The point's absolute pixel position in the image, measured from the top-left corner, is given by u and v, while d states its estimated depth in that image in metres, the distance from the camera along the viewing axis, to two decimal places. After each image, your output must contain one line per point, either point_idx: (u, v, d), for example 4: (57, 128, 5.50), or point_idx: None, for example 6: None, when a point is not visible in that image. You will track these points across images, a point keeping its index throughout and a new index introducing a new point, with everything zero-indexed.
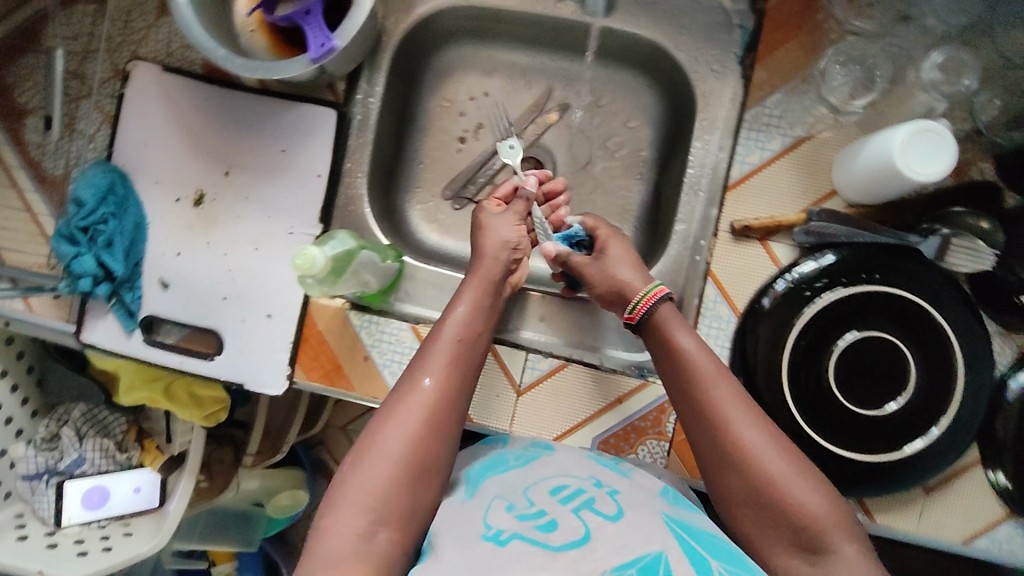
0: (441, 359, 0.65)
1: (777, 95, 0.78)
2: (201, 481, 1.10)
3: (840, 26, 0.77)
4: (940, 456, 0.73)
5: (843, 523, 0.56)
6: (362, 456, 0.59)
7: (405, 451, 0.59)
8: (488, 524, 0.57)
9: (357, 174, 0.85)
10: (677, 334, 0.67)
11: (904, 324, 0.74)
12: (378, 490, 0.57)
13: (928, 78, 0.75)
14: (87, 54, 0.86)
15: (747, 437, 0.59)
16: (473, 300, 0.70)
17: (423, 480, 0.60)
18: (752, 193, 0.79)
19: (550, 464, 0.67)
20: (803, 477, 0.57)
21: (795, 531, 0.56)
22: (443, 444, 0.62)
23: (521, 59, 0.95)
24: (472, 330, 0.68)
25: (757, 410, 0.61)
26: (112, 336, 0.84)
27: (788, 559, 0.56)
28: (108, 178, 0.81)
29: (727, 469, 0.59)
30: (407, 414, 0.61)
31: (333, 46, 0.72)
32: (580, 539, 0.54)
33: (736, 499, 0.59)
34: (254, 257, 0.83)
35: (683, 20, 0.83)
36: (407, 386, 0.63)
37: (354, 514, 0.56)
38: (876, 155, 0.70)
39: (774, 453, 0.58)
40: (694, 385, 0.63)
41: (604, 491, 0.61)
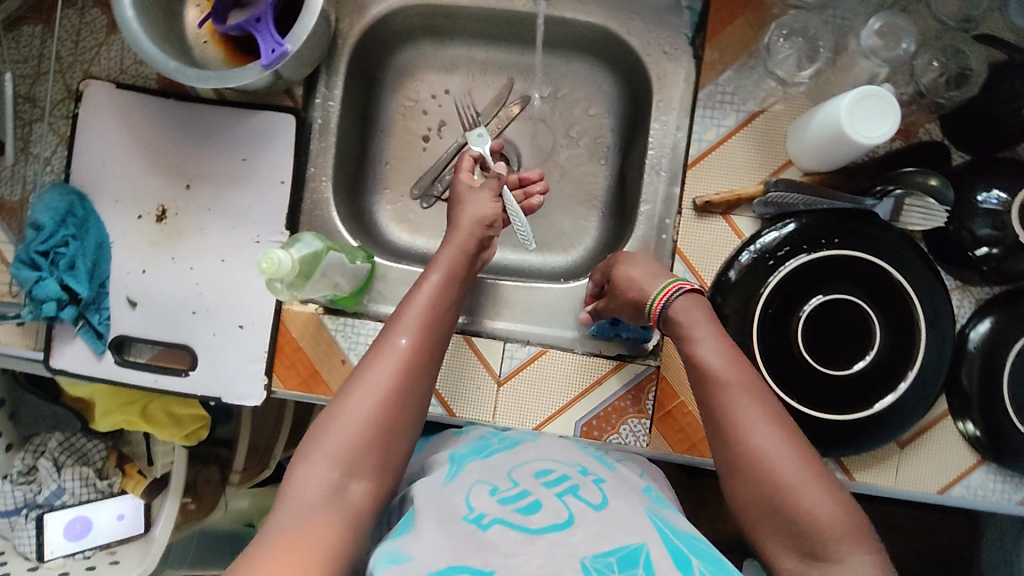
0: (416, 323, 0.67)
1: (729, 72, 0.80)
2: (188, 503, 1.09)
3: (783, 1, 0.79)
4: (911, 411, 0.75)
5: (853, 531, 0.55)
6: (335, 411, 0.60)
7: (378, 408, 0.61)
8: (470, 507, 0.58)
9: (322, 178, 0.86)
10: (697, 342, 0.65)
11: (865, 286, 0.77)
12: (350, 445, 0.59)
13: (867, 45, 0.77)
14: (38, 77, 0.85)
15: (757, 438, 0.59)
16: (448, 270, 0.72)
17: (394, 436, 0.61)
18: (711, 169, 0.81)
19: (533, 448, 0.70)
20: (816, 483, 0.57)
21: (801, 537, 0.56)
22: (414, 402, 0.64)
23: (478, 54, 0.95)
24: (446, 300, 0.70)
25: (776, 419, 0.60)
26: (82, 360, 0.83)
27: (793, 565, 0.56)
28: (66, 200, 0.80)
29: (738, 470, 0.59)
30: (381, 372, 0.62)
31: (285, 50, 0.71)
32: (564, 522, 0.55)
33: (747, 501, 0.59)
34: (222, 268, 0.82)
35: (633, 6, 0.84)
36: (382, 346, 0.65)
37: (326, 467, 0.58)
38: (824, 124, 0.72)
39: (787, 456, 0.58)
40: (709, 394, 0.63)
41: (588, 479, 0.64)
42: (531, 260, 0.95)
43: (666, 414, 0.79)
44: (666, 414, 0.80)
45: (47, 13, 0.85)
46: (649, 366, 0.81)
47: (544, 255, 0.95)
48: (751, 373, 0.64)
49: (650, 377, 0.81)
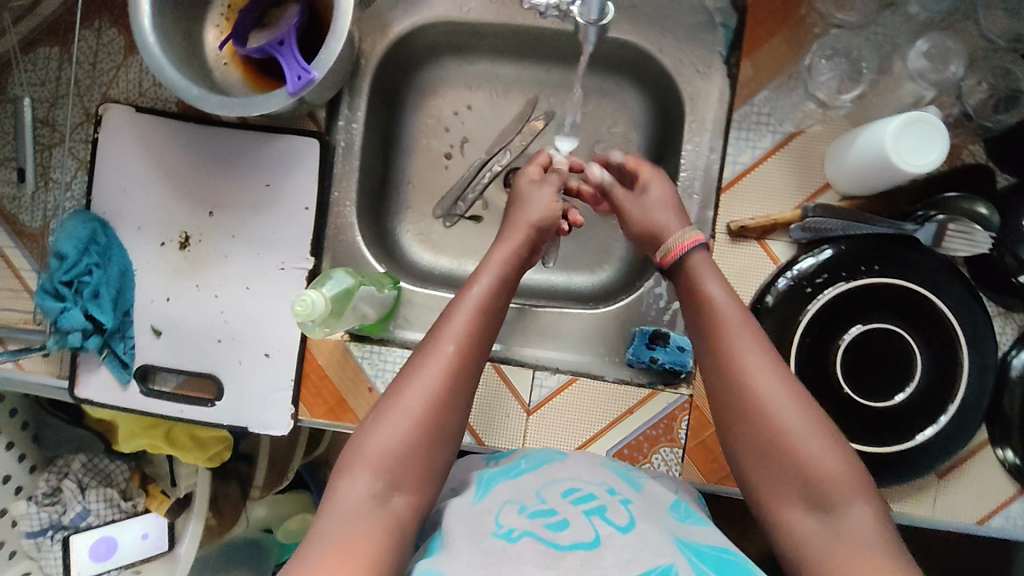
0: (463, 327, 0.64)
1: (765, 92, 0.78)
2: (211, 520, 1.11)
3: (824, 19, 0.77)
4: (950, 441, 0.74)
5: (856, 484, 0.54)
6: (381, 417, 0.59)
7: (423, 414, 0.59)
8: (499, 523, 0.57)
9: (345, 203, 0.84)
10: (706, 280, 0.68)
11: (904, 313, 0.75)
12: (394, 452, 0.57)
13: (914, 68, 0.75)
14: (55, 100, 0.83)
15: (761, 382, 0.59)
16: (496, 271, 0.69)
17: (440, 445, 0.59)
18: (745, 192, 0.79)
19: (563, 467, 0.67)
20: (820, 434, 0.56)
21: (806, 486, 0.55)
22: (460, 409, 0.61)
23: (503, 71, 0.93)
24: (495, 303, 0.67)
25: (781, 364, 0.60)
26: (108, 389, 0.82)
27: (800, 519, 0.55)
28: (89, 228, 0.78)
29: (741, 419, 0.59)
30: (427, 378, 0.60)
31: (311, 77, 0.68)
32: (591, 542, 0.54)
33: (746, 450, 0.58)
34: (247, 296, 0.81)
35: (666, 22, 0.82)
36: (428, 351, 0.62)
37: (369, 474, 0.56)
38: (869, 146, 0.69)
39: (790, 404, 0.57)
40: (717, 333, 0.63)
41: (616, 499, 0.61)
42: (557, 281, 0.93)
43: (699, 444, 0.78)
44: (699, 443, 0.79)
45: (63, 34, 0.82)
46: (681, 396, 0.80)
47: (569, 276, 0.93)
48: (753, 322, 0.64)
49: (683, 406, 0.80)
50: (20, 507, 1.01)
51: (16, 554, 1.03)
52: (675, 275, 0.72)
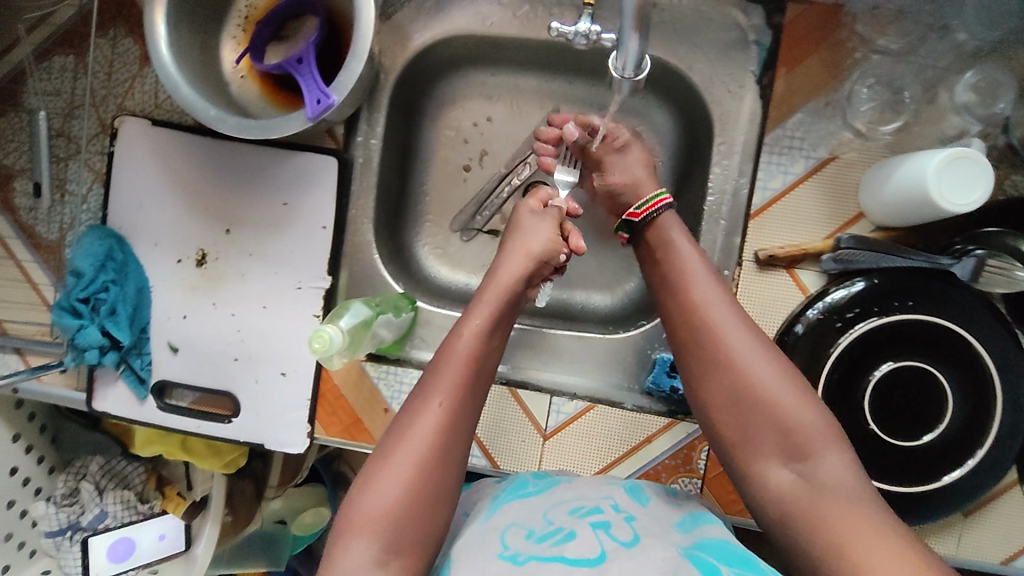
0: (451, 382, 0.62)
1: (799, 115, 0.75)
2: (224, 518, 1.07)
3: (865, 43, 0.73)
4: (979, 481, 0.72)
5: (828, 432, 0.58)
6: (373, 479, 0.58)
7: (415, 475, 0.58)
8: (505, 544, 0.57)
9: (363, 221, 0.83)
10: (674, 239, 0.70)
11: (937, 350, 0.72)
12: (388, 516, 0.57)
13: (961, 100, 0.72)
14: (71, 111, 0.81)
15: (733, 337, 0.61)
16: (485, 317, 0.67)
17: (436, 503, 0.59)
18: (775, 220, 0.76)
19: (571, 488, 0.67)
20: (790, 384, 0.59)
21: (782, 438, 0.58)
22: (453, 465, 0.61)
23: (525, 82, 0.90)
24: (485, 352, 0.66)
25: (748, 322, 0.63)
26: (125, 403, 0.82)
27: (777, 471, 0.58)
28: (105, 245, 0.78)
29: (716, 375, 0.61)
30: (416, 439, 0.59)
31: (330, 102, 0.67)
32: (595, 558, 0.54)
33: (720, 405, 0.61)
34: (263, 315, 0.80)
35: (697, 39, 0.78)
36: (417, 408, 0.61)
37: (366, 540, 0.56)
38: (910, 179, 0.66)
39: (761, 358, 0.60)
40: (686, 297, 0.65)
41: (621, 516, 0.61)
42: (576, 299, 0.92)
43: (720, 475, 0.77)
44: (719, 475, 0.77)
45: (79, 44, 0.80)
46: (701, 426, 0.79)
47: (588, 294, 0.92)
48: (719, 280, 0.66)
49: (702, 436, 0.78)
50: (38, 508, 1.02)
51: (37, 551, 1.04)
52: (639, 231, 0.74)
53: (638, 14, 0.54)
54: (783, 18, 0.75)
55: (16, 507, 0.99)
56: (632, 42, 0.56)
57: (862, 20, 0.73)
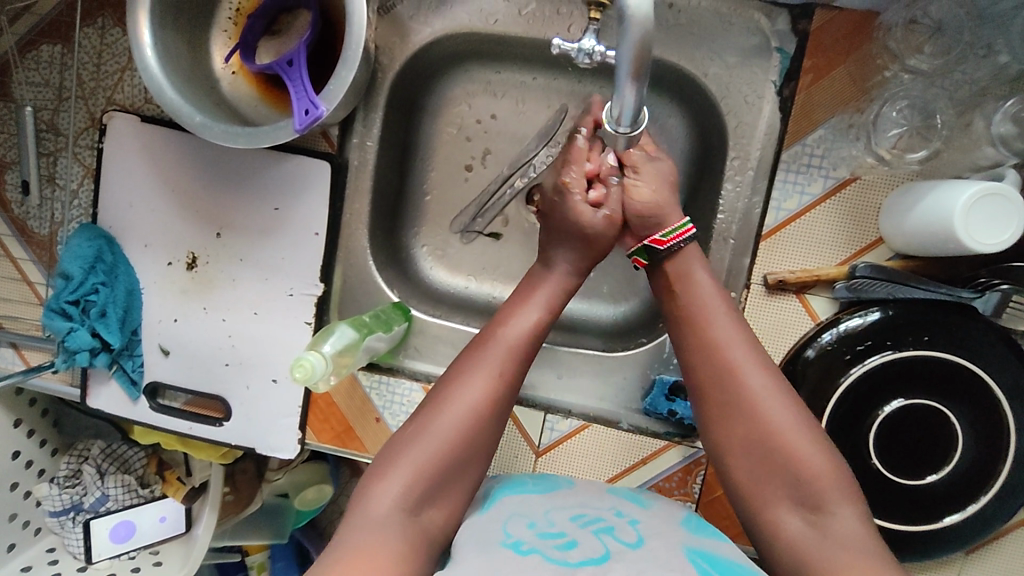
0: (509, 344, 0.62)
1: (820, 130, 0.70)
2: (226, 494, 1.06)
3: (895, 60, 0.68)
4: (986, 522, 0.70)
5: (843, 485, 0.55)
6: (417, 431, 0.57)
7: (461, 433, 0.57)
8: (507, 534, 0.53)
9: (357, 226, 0.80)
10: (697, 273, 0.66)
11: (952, 389, 0.69)
12: (427, 468, 0.55)
13: (998, 131, 0.65)
14: (59, 104, 0.78)
15: (753, 381, 0.59)
16: (544, 297, 0.67)
17: (471, 465, 0.58)
18: (788, 243, 0.72)
19: (571, 495, 0.63)
20: (807, 433, 0.57)
21: (798, 485, 0.55)
22: (495, 432, 0.60)
23: (532, 81, 0.86)
24: (541, 328, 0.65)
25: (767, 361, 0.60)
26: (118, 403, 0.82)
27: (789, 517, 0.55)
28: (94, 246, 0.76)
29: (735, 420, 0.58)
30: (468, 398, 0.58)
31: (319, 113, 0.64)
32: (600, 558, 0.50)
33: (736, 449, 0.58)
34: (255, 321, 0.79)
35: (715, 44, 0.73)
36: (470, 365, 0.61)
37: (401, 486, 0.54)
38: (929, 213, 0.62)
39: (780, 404, 0.57)
40: (705, 325, 0.63)
41: (624, 520, 0.58)
42: (577, 308, 0.88)
43: (713, 501, 0.75)
44: (713, 500, 0.76)
45: (65, 33, 0.77)
46: (698, 451, 0.77)
47: (590, 305, 0.89)
48: (739, 319, 0.63)
49: (700, 460, 0.77)
50: (42, 489, 1.02)
51: (41, 530, 1.04)
52: (680, 282, 0.66)
53: (635, 68, 0.48)
54: (809, 25, 0.69)
55: (19, 489, 1.00)
56: (629, 93, 0.51)
57: (895, 34, 0.68)
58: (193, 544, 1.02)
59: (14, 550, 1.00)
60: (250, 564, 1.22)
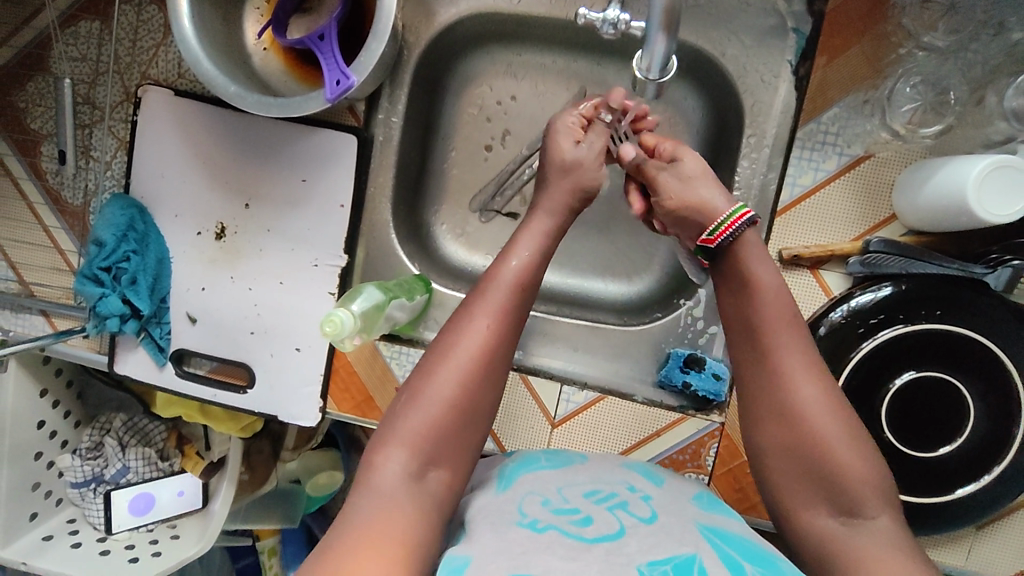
0: (497, 301, 0.60)
1: (835, 108, 0.71)
2: (241, 476, 1.07)
3: (910, 38, 0.69)
4: (997, 495, 0.71)
5: (883, 494, 0.54)
6: (413, 396, 0.57)
7: (456, 392, 0.57)
8: (522, 513, 0.55)
9: (381, 200, 0.82)
10: (753, 265, 0.61)
11: (961, 362, 0.70)
12: (426, 432, 0.55)
13: (1009, 106, 0.67)
14: (95, 78, 0.81)
15: (805, 390, 0.56)
16: (535, 248, 0.65)
17: (471, 423, 0.57)
18: (803, 218, 0.73)
19: (585, 470, 0.64)
20: (851, 440, 0.55)
21: (836, 493, 0.54)
22: (493, 387, 0.59)
23: (551, 63, 0.88)
24: (532, 278, 0.63)
25: (821, 368, 0.57)
26: (145, 369, 0.84)
27: (820, 517, 0.54)
28: (127, 214, 0.79)
29: (779, 423, 0.56)
30: (459, 360, 0.57)
31: (350, 83, 0.66)
32: (615, 535, 0.52)
33: (774, 449, 0.57)
34: (280, 290, 0.81)
35: (732, 24, 0.75)
36: (459, 327, 0.59)
37: (404, 454, 0.55)
38: (943, 187, 0.64)
39: (830, 412, 0.55)
40: (757, 321, 0.59)
41: (637, 495, 0.59)
42: (592, 287, 0.91)
43: (726, 474, 0.76)
44: (726, 472, 0.77)
45: (103, 9, 0.79)
46: (713, 423, 0.78)
47: (606, 284, 0.90)
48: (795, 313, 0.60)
49: (713, 433, 0.78)
50: (64, 460, 1.04)
51: (62, 501, 1.06)
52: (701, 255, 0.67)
53: (666, 18, 0.53)
54: (825, 5, 0.71)
55: (44, 458, 1.02)
56: (658, 44, 0.55)
57: (909, 12, 0.69)
58: (210, 521, 1.02)
59: (36, 519, 1.01)
60: (261, 548, 1.23)
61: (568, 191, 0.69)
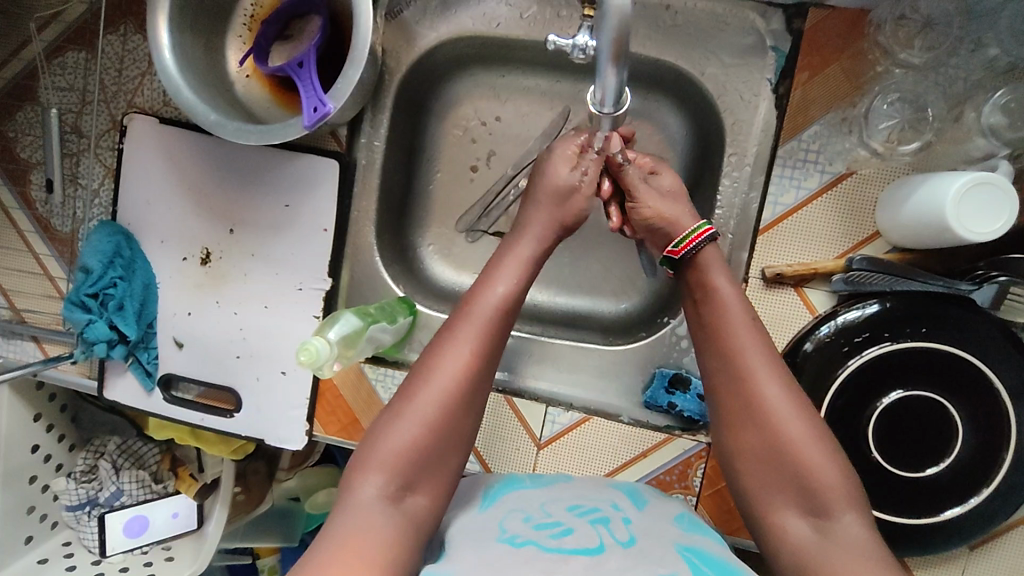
0: (480, 326, 0.60)
1: (816, 126, 0.71)
2: (237, 494, 1.04)
3: (886, 56, 0.69)
4: (989, 516, 0.70)
5: (852, 495, 0.53)
6: (393, 417, 0.56)
7: (435, 420, 0.56)
8: (503, 529, 0.54)
9: (365, 223, 0.83)
10: (713, 271, 0.63)
11: (950, 380, 0.69)
12: (406, 455, 0.55)
13: (988, 122, 0.67)
14: (83, 107, 0.82)
15: (767, 389, 0.56)
16: (517, 271, 0.64)
17: (449, 453, 0.57)
18: (786, 237, 0.73)
19: (568, 488, 0.63)
20: (818, 442, 0.54)
21: (804, 493, 0.53)
22: (471, 417, 0.58)
23: (533, 84, 0.88)
24: (515, 302, 0.63)
25: (782, 368, 0.58)
26: (133, 394, 0.85)
27: (796, 523, 0.53)
28: (113, 241, 0.80)
29: (748, 423, 0.56)
30: (440, 383, 0.57)
31: (327, 110, 0.67)
32: (594, 548, 0.51)
33: (747, 454, 0.56)
34: (265, 314, 0.81)
35: (711, 43, 0.75)
36: (440, 350, 0.59)
37: (382, 477, 0.54)
38: (923, 205, 0.63)
39: (794, 412, 0.55)
40: (718, 327, 0.60)
41: (619, 515, 0.58)
42: (580, 305, 0.90)
43: (714, 494, 0.76)
44: (714, 493, 0.76)
45: (89, 40, 0.80)
46: (699, 443, 0.77)
47: (594, 302, 0.90)
48: (760, 326, 0.60)
49: (700, 453, 0.77)
50: (60, 483, 1.03)
51: (58, 524, 1.05)
52: (682, 268, 0.66)
53: (615, 52, 0.50)
54: (803, 23, 0.71)
55: (38, 482, 1.01)
56: (610, 76, 0.53)
57: (885, 29, 0.69)
58: (204, 542, 1.02)
59: (31, 543, 1.00)
60: (262, 566, 1.22)
61: (548, 208, 0.69)
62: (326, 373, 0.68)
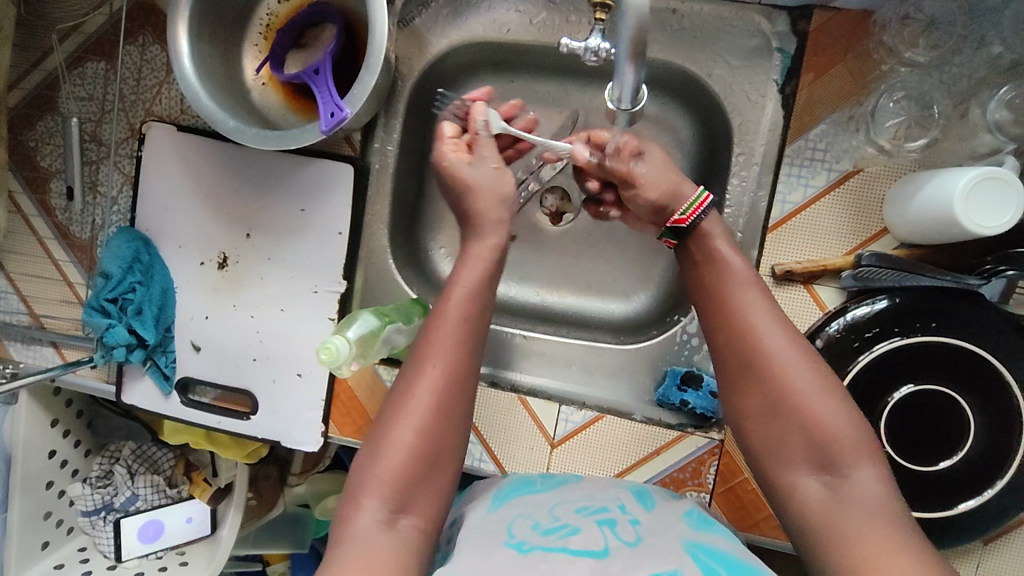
0: (449, 341, 0.60)
1: (822, 125, 0.72)
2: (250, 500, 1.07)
3: (892, 55, 0.70)
4: (1003, 510, 0.69)
5: (865, 446, 0.53)
6: (377, 446, 0.56)
7: (418, 445, 0.56)
8: (511, 533, 0.54)
9: (378, 226, 0.84)
10: (716, 241, 0.66)
11: (960, 374, 0.70)
12: (395, 480, 0.54)
13: (992, 118, 0.69)
14: (102, 116, 0.84)
15: (772, 344, 0.57)
16: (478, 280, 0.65)
17: (438, 470, 0.57)
18: (795, 234, 0.74)
19: (578, 489, 0.64)
20: (829, 395, 0.55)
21: (816, 450, 0.53)
22: (454, 437, 0.59)
23: (543, 88, 0.89)
24: (480, 310, 0.64)
25: (787, 322, 0.59)
26: (151, 397, 0.86)
27: (807, 480, 0.53)
28: (132, 247, 0.81)
29: (755, 385, 0.57)
30: (417, 407, 0.57)
31: (344, 115, 0.68)
32: (600, 551, 0.51)
33: (753, 416, 0.57)
34: (281, 317, 0.82)
35: (718, 46, 0.77)
36: (414, 373, 0.59)
37: (377, 502, 0.54)
38: (931, 202, 0.64)
39: (800, 364, 0.56)
40: (724, 291, 0.62)
41: (627, 517, 0.58)
42: (590, 305, 0.91)
43: (727, 490, 0.76)
44: (727, 490, 0.77)
45: (108, 50, 0.82)
46: (712, 440, 0.77)
47: (604, 301, 0.91)
48: (765, 289, 0.62)
49: (713, 450, 0.77)
50: (75, 488, 1.04)
51: (73, 529, 1.05)
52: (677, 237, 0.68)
53: (634, 50, 0.51)
54: (808, 25, 0.72)
55: (54, 488, 1.02)
56: (628, 74, 0.54)
57: (890, 29, 0.70)
58: (217, 546, 1.02)
59: (48, 549, 1.01)
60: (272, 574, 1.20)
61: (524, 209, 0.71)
62: (343, 372, 0.70)
